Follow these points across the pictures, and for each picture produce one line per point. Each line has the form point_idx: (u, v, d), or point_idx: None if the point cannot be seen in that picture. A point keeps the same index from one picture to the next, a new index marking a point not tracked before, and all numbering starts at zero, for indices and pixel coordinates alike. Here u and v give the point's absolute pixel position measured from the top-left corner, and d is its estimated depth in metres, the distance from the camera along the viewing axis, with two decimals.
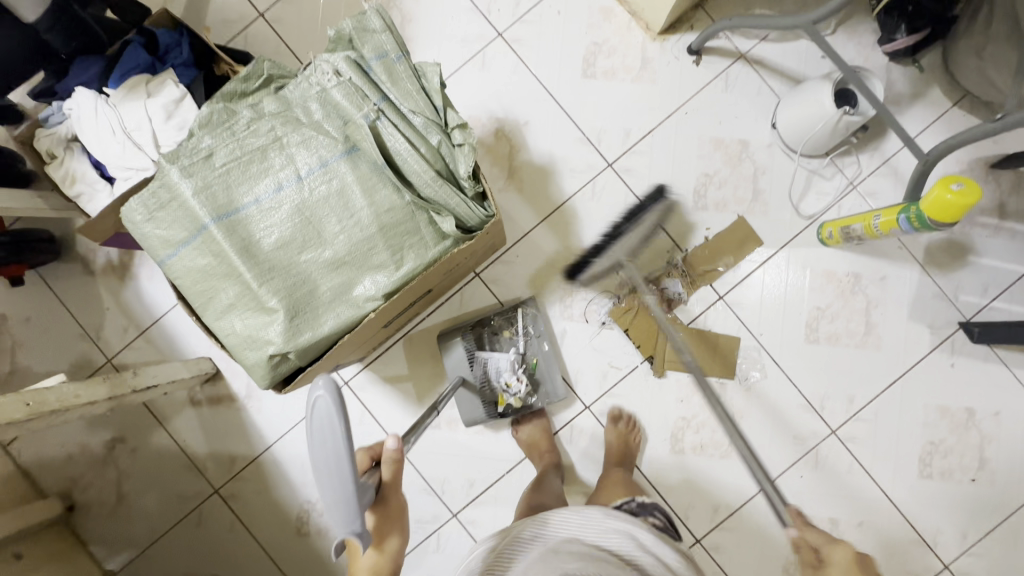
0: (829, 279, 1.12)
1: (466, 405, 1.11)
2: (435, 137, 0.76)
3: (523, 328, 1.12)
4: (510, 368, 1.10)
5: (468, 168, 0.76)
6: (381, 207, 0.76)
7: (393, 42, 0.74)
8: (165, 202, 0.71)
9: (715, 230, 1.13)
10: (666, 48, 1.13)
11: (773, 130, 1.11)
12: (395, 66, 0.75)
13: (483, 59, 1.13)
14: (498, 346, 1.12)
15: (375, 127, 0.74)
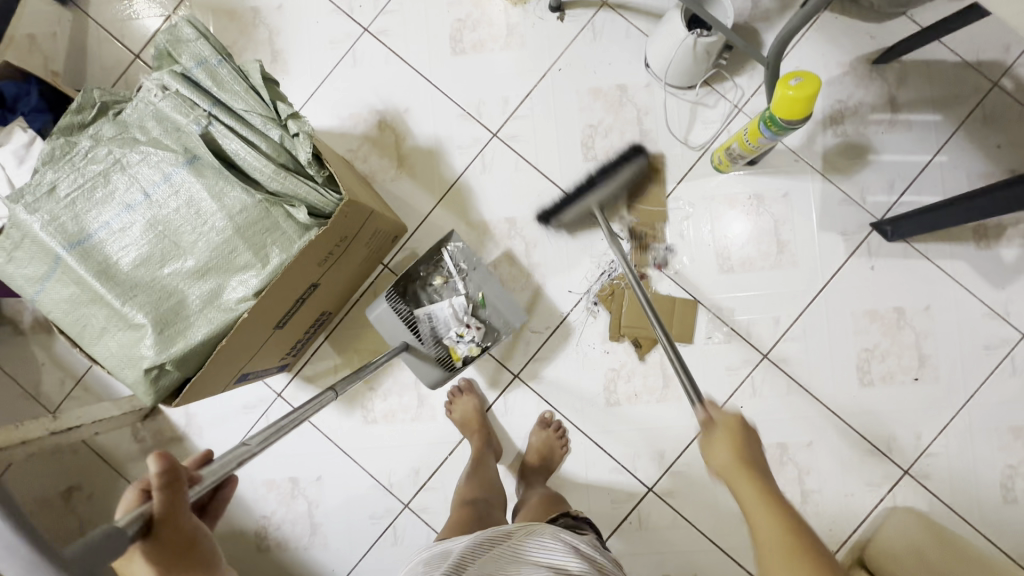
0: (732, 205, 1.11)
1: (423, 368, 1.07)
2: (273, 132, 0.78)
3: (457, 270, 1.08)
4: (456, 313, 1.06)
5: (308, 155, 0.77)
6: (234, 209, 0.77)
7: (210, 47, 0.76)
8: (20, 241, 0.74)
9: (611, 178, 1.12)
10: (528, 10, 1.14)
11: (648, 70, 1.11)
12: (218, 71, 0.76)
13: (354, 57, 1.16)
14: (437, 296, 1.09)
15: (208, 133, 0.76)
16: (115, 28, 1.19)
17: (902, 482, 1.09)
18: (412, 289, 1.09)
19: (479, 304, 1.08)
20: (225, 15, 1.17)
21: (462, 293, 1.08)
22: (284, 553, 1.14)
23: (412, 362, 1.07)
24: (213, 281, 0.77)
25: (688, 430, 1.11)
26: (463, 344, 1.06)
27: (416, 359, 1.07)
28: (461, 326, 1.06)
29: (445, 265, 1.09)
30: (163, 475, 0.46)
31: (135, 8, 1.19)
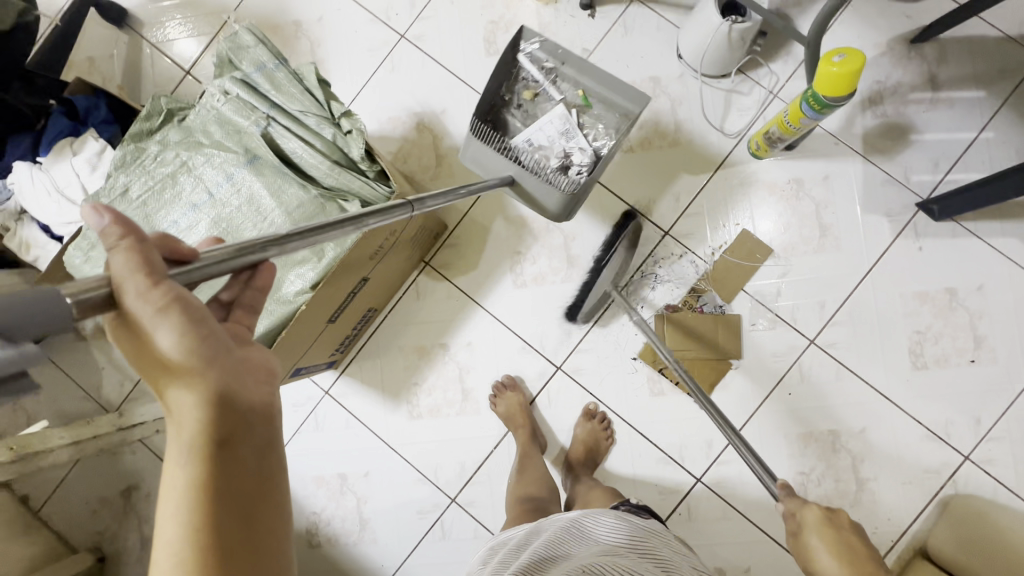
0: (772, 190, 1.11)
1: (542, 195, 0.99)
2: (327, 131, 0.81)
3: (543, 74, 1.04)
4: (560, 121, 1.01)
5: (361, 151, 0.80)
6: (291, 206, 0.80)
7: (268, 52, 0.80)
8: (96, 241, 0.79)
9: (648, 170, 1.13)
10: (559, 9, 1.17)
11: (681, 61, 1.13)
12: (276, 74, 0.81)
13: (392, 62, 1.20)
14: (530, 113, 1.05)
15: (267, 134, 0.80)
16: (166, 47, 1.25)
17: (963, 468, 1.05)
18: (503, 117, 1.05)
19: (581, 105, 1.04)
20: (268, 29, 1.23)
21: (558, 100, 1.04)
22: (335, 549, 1.16)
23: (528, 191, 0.99)
24: None
25: (737, 419, 1.09)
26: (578, 153, 1.00)
27: (530, 192, 1.00)
28: (570, 131, 1.01)
29: (529, 74, 1.05)
30: (116, 232, 0.40)
31: (184, 26, 1.25)
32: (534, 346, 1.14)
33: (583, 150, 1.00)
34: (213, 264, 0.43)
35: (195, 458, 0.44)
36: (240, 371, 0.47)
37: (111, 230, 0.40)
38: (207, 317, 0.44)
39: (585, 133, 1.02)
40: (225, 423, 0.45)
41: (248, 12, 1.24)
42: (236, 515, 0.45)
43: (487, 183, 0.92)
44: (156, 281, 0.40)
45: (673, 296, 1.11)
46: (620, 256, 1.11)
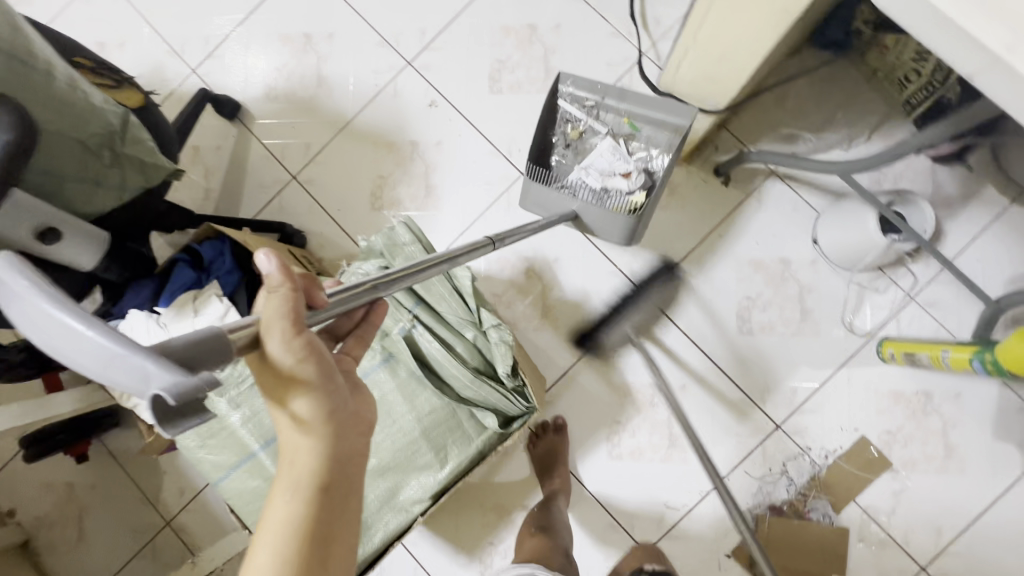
0: (897, 399, 1.04)
1: (604, 224, 1.02)
2: (470, 334, 0.77)
3: (585, 112, 1.01)
4: (612, 151, 0.97)
5: (506, 366, 0.76)
6: (423, 412, 0.77)
7: (423, 250, 0.76)
8: (214, 430, 0.74)
9: (768, 356, 1.07)
10: (692, 171, 1.11)
11: (816, 246, 1.07)
12: (427, 272, 0.76)
13: (508, 200, 1.15)
14: (584, 148, 1.01)
15: (410, 334, 0.76)
16: (275, 148, 1.21)
17: None
18: (552, 157, 1.03)
19: (628, 133, 1.00)
20: (384, 146, 1.18)
21: (605, 133, 1.00)
22: None
23: (593, 220, 1.01)
24: (392, 479, 0.77)
25: None
26: (632, 178, 0.96)
27: (590, 222, 1.03)
28: (624, 157, 0.97)
29: (572, 115, 1.01)
30: (280, 277, 0.46)
31: (296, 129, 1.21)
32: (622, 523, 1.08)
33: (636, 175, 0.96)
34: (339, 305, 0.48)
35: (299, 504, 0.51)
36: (349, 424, 0.54)
37: (275, 272, 0.46)
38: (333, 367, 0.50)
39: (637, 157, 0.98)
40: (332, 463, 0.52)
41: (364, 124, 1.19)
42: (317, 556, 0.51)
43: (548, 220, 0.94)
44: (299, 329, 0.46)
45: (780, 497, 1.04)
46: (724, 447, 1.07)
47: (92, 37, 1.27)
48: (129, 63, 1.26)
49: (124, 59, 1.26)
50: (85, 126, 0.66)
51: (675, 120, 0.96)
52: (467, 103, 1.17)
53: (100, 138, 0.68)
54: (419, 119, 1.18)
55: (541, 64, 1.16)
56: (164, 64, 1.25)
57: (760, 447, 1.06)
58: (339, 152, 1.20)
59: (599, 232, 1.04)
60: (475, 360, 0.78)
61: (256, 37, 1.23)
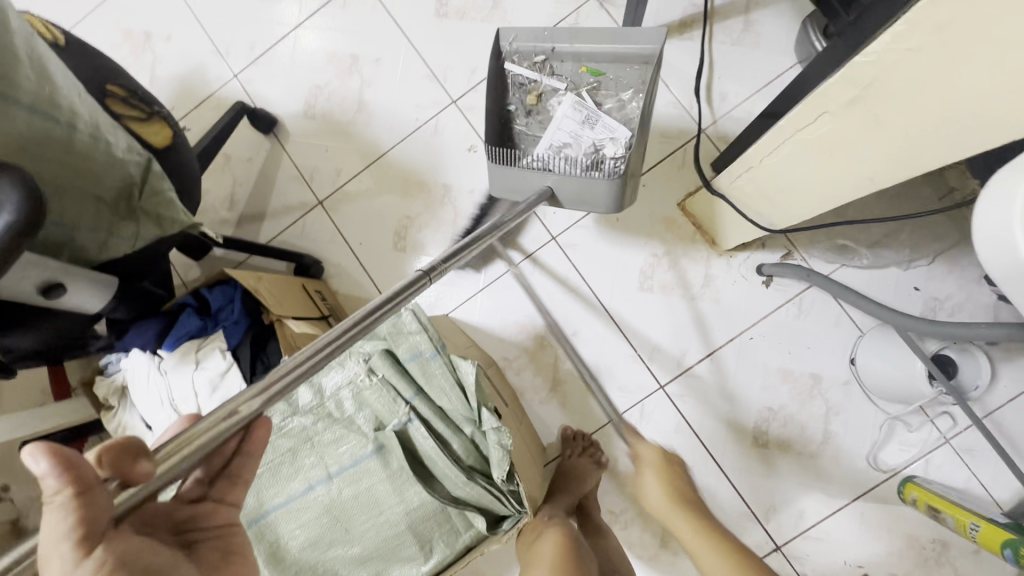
0: (910, 543, 0.98)
1: (592, 195, 0.85)
2: (468, 429, 0.77)
3: (537, 71, 0.89)
4: (575, 110, 0.84)
5: (501, 471, 0.73)
6: (411, 505, 0.77)
7: (428, 342, 0.77)
8: None
9: (779, 472, 1.02)
10: (733, 265, 1.04)
11: (852, 366, 1.00)
12: (430, 363, 0.77)
13: (535, 262, 1.10)
14: (546, 116, 0.88)
15: (406, 426, 0.76)
16: (305, 169, 1.18)
17: None
18: (514, 127, 0.90)
19: (591, 82, 0.87)
20: (416, 186, 1.14)
21: (564, 88, 0.87)
22: None
23: (573, 195, 0.85)
24: (374, 565, 0.79)
25: None
26: (610, 144, 0.83)
27: (574, 195, 0.86)
28: (589, 119, 0.84)
29: (523, 78, 0.89)
30: (55, 482, 0.40)
31: (329, 153, 1.17)
32: None
33: (614, 138, 0.83)
34: (177, 467, 0.41)
35: None
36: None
37: (47, 477, 0.40)
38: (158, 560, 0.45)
39: (607, 107, 0.85)
40: None
41: (398, 159, 1.15)
42: None
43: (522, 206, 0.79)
44: (89, 545, 0.41)
45: None
46: None
47: (142, 25, 1.24)
48: (173, 58, 1.23)
49: (169, 53, 1.24)
50: (102, 181, 0.64)
51: (641, 50, 0.85)
52: None
53: (117, 191, 0.66)
54: (456, 164, 1.13)
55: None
56: (207, 64, 1.22)
57: None
58: (369, 184, 1.16)
59: (585, 205, 0.87)
60: (470, 456, 0.78)
61: (302, 50, 1.19)
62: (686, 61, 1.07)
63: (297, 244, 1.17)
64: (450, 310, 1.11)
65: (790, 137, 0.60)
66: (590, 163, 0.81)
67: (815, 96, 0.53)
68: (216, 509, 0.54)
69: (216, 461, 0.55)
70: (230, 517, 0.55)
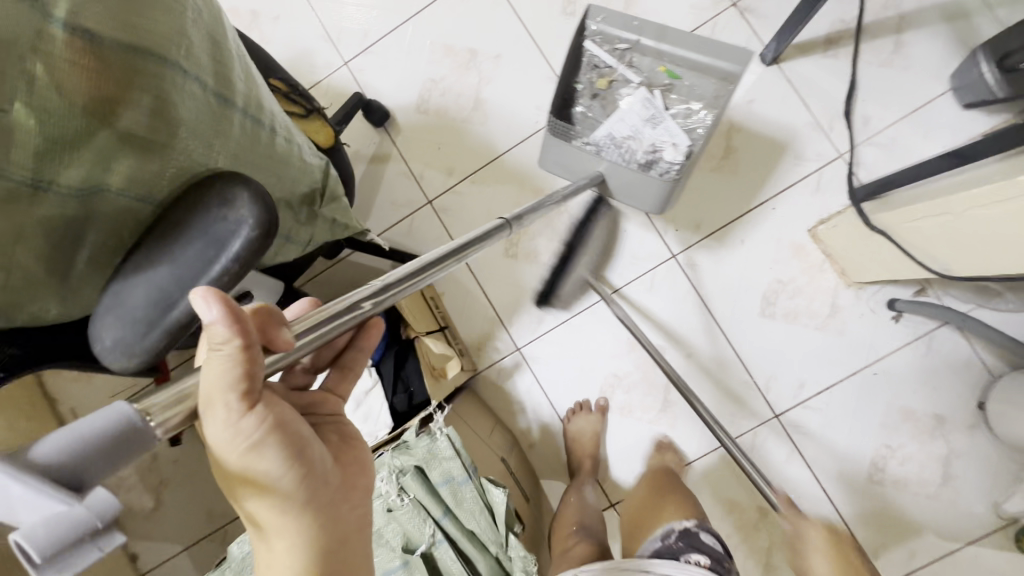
0: None
1: (639, 193, 0.90)
2: (495, 551, 0.73)
3: (615, 57, 0.92)
4: (642, 107, 0.89)
5: None
6: None
7: (461, 465, 0.72)
8: None
9: (890, 510, 1.00)
10: (862, 297, 1.01)
11: (979, 410, 0.98)
12: (461, 488, 0.72)
13: (652, 280, 1.07)
14: (613, 101, 0.91)
15: (436, 546, 0.71)
16: (415, 165, 1.14)
17: None
18: (576, 109, 0.93)
19: (666, 82, 0.90)
20: (531, 191, 1.11)
21: (637, 81, 0.91)
22: None
23: (622, 185, 0.91)
24: None
25: None
26: (671, 148, 0.87)
27: (622, 188, 0.92)
28: (654, 118, 0.88)
29: (600, 60, 0.92)
30: (224, 329, 0.37)
31: (439, 150, 1.14)
32: None
33: (675, 143, 0.87)
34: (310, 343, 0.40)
35: None
36: (333, 501, 0.48)
37: (217, 324, 0.37)
38: (304, 437, 0.44)
39: (676, 111, 0.89)
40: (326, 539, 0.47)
41: (513, 163, 1.11)
42: None
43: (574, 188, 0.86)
44: (250, 404, 0.39)
45: None
46: None
47: (249, 4, 1.20)
48: (282, 39, 1.19)
49: (278, 34, 1.20)
50: (296, 187, 0.61)
51: (720, 68, 0.88)
52: None
53: (304, 196, 0.63)
54: None
55: (720, 139, 1.06)
56: (317, 48, 1.18)
57: None
58: (481, 186, 1.12)
59: (631, 198, 0.93)
60: None
61: (417, 41, 1.15)
62: (828, 81, 1.03)
63: (403, 243, 1.14)
64: (560, 320, 1.09)
65: None
66: (645, 163, 0.88)
67: None
68: (326, 397, 0.53)
69: (327, 352, 0.54)
70: (337, 408, 0.53)
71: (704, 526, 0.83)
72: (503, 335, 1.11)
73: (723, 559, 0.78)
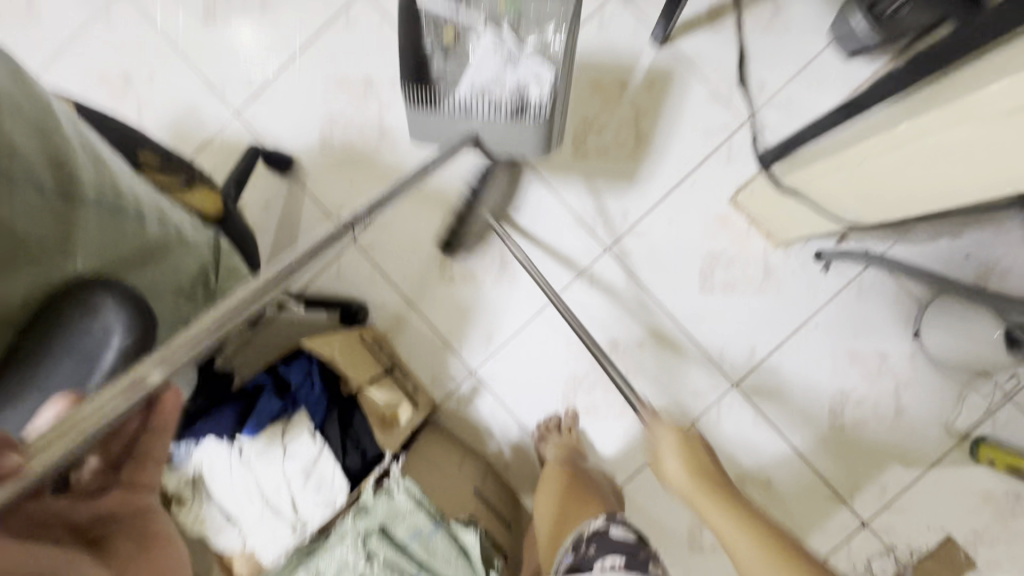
0: (987, 500, 1.02)
1: (517, 141, 0.83)
2: None
3: (453, 5, 0.83)
4: (496, 50, 0.82)
5: None
6: None
7: (425, 516, 0.69)
8: None
9: (857, 452, 1.04)
10: (791, 254, 1.04)
11: (916, 340, 1.02)
12: (431, 539, 0.69)
13: (592, 277, 1.07)
14: (466, 53, 0.83)
15: None
16: (331, 207, 1.10)
17: None
18: (431, 67, 0.83)
19: (513, 22, 0.84)
20: (454, 211, 1.08)
21: (484, 26, 0.84)
22: None
23: (498, 139, 0.82)
24: None
25: None
26: (536, 83, 0.80)
27: (501, 140, 0.83)
28: (511, 59, 0.81)
29: (438, 12, 0.83)
30: None
31: (353, 185, 1.09)
32: None
33: (539, 77, 0.80)
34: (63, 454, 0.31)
35: None
36: None
37: None
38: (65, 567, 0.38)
39: (531, 45, 0.83)
40: None
41: (430, 186, 1.08)
42: None
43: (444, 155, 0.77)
44: None
45: None
46: (813, 542, 1.04)
47: (118, 68, 1.12)
48: (161, 100, 1.12)
49: (156, 96, 1.12)
50: (181, 271, 0.57)
51: None
52: (547, 168, 1.07)
53: (196, 278, 0.58)
54: (494, 184, 1.08)
55: (629, 132, 1.06)
56: (202, 103, 1.12)
57: (847, 546, 1.04)
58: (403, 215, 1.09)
59: (513, 148, 0.84)
60: None
61: (307, 78, 1.10)
62: (719, 53, 1.05)
63: (334, 289, 1.09)
64: (509, 336, 1.07)
65: (914, 141, 0.59)
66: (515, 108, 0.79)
67: (963, 100, 0.51)
68: (126, 497, 0.47)
69: (115, 445, 0.48)
70: (145, 503, 0.48)
71: (613, 518, 0.76)
72: (456, 361, 1.08)
73: (638, 549, 0.71)
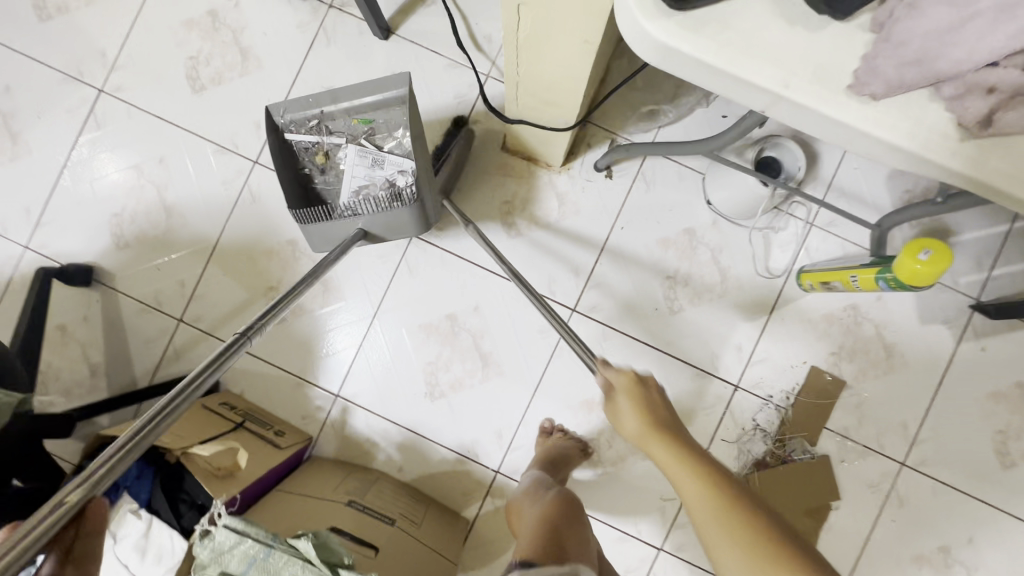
0: (830, 321, 1.08)
1: (398, 224, 0.88)
2: None
3: (315, 134, 0.92)
4: (359, 158, 0.89)
5: None
6: None
7: (254, 542, 0.69)
8: None
9: (703, 324, 1.09)
10: (575, 175, 1.10)
11: (710, 207, 1.08)
12: (268, 560, 0.70)
13: (409, 264, 1.10)
14: (338, 172, 0.92)
15: None
16: (147, 297, 1.11)
17: None
18: (315, 188, 0.93)
19: (366, 130, 0.91)
20: (262, 255, 1.11)
21: (345, 141, 0.91)
22: None
23: (385, 229, 0.88)
24: None
25: (849, 555, 1.07)
26: (401, 176, 0.89)
27: (383, 231, 0.89)
28: (376, 163, 0.89)
29: (306, 144, 0.92)
30: None
31: (159, 268, 1.11)
32: (625, 526, 1.08)
33: (403, 170, 0.89)
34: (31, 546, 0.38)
35: None
36: None
37: None
38: None
39: (390, 149, 0.91)
40: None
41: (230, 242, 1.11)
42: None
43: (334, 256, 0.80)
44: None
45: (765, 454, 1.07)
46: (698, 419, 1.09)
47: None
48: None
49: None
50: None
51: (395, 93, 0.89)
52: None
53: None
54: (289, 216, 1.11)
55: None
56: None
57: (731, 411, 1.09)
58: (217, 277, 1.11)
59: (401, 229, 0.89)
60: None
61: (81, 188, 1.12)
62: (440, 23, 1.10)
63: (179, 371, 1.10)
64: (357, 348, 1.10)
65: (517, 39, 0.63)
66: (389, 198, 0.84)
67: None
68: None
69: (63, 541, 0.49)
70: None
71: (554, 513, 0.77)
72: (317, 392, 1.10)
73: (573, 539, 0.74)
